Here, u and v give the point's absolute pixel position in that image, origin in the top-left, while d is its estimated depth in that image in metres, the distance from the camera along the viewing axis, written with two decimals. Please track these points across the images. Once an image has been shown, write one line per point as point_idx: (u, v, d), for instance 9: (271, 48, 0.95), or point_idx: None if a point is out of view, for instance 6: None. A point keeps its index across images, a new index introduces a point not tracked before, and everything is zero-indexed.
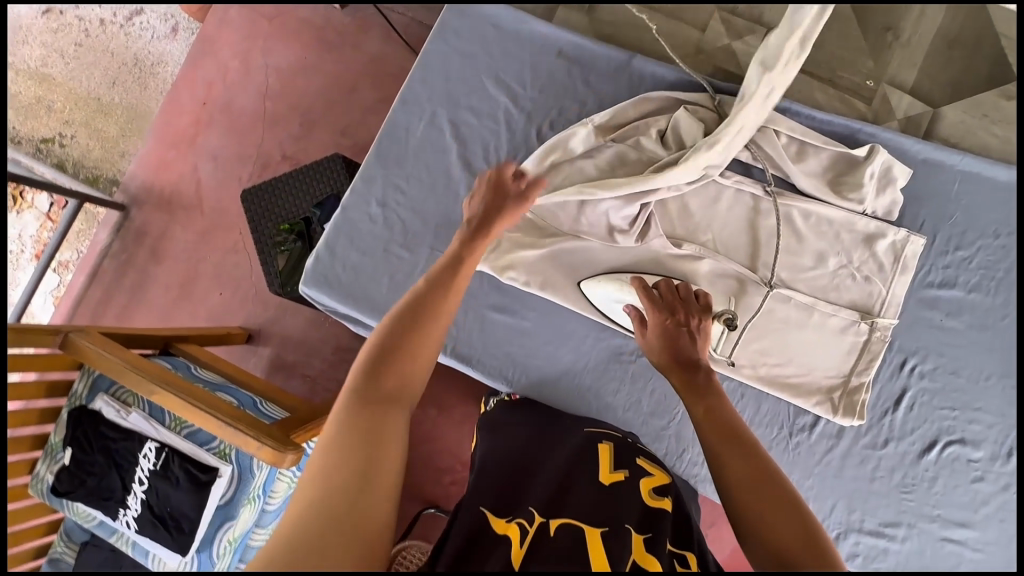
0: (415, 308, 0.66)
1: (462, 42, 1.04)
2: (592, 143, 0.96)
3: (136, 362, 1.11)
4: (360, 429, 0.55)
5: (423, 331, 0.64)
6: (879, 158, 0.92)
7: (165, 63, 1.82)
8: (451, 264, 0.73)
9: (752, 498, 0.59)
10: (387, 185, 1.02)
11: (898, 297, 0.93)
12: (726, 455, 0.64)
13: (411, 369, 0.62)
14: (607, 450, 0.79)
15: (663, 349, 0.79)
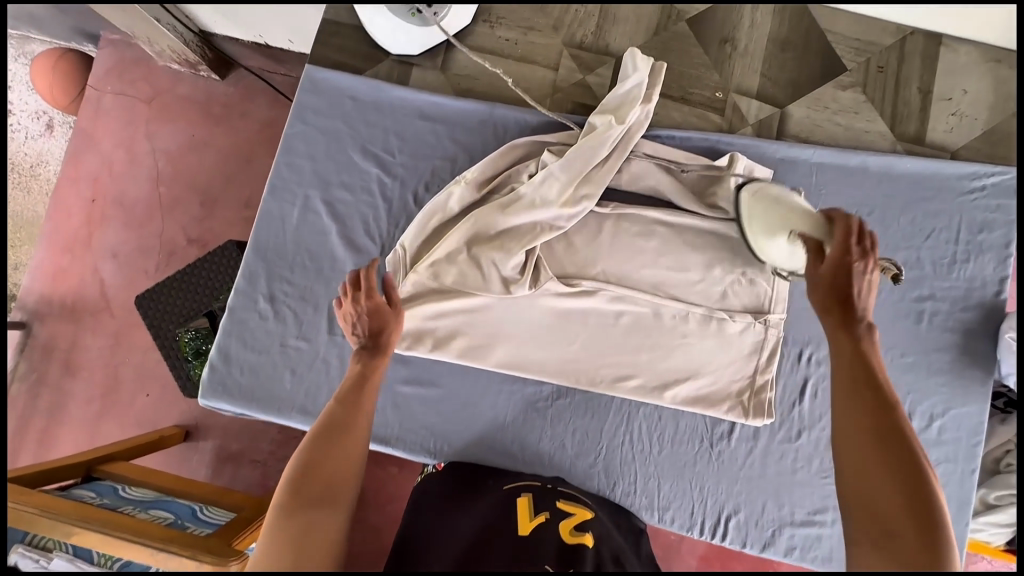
0: (328, 425, 0.71)
1: (322, 119, 1.02)
2: (469, 199, 0.97)
3: (46, 504, 1.01)
4: (297, 535, 0.61)
5: (341, 439, 0.69)
6: (740, 164, 0.96)
7: (44, 163, 1.79)
8: (356, 383, 0.76)
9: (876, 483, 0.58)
10: (272, 278, 0.99)
11: (784, 292, 0.96)
12: (854, 406, 0.63)
13: (340, 469, 0.67)
14: (526, 501, 0.79)
15: (822, 287, 0.71)
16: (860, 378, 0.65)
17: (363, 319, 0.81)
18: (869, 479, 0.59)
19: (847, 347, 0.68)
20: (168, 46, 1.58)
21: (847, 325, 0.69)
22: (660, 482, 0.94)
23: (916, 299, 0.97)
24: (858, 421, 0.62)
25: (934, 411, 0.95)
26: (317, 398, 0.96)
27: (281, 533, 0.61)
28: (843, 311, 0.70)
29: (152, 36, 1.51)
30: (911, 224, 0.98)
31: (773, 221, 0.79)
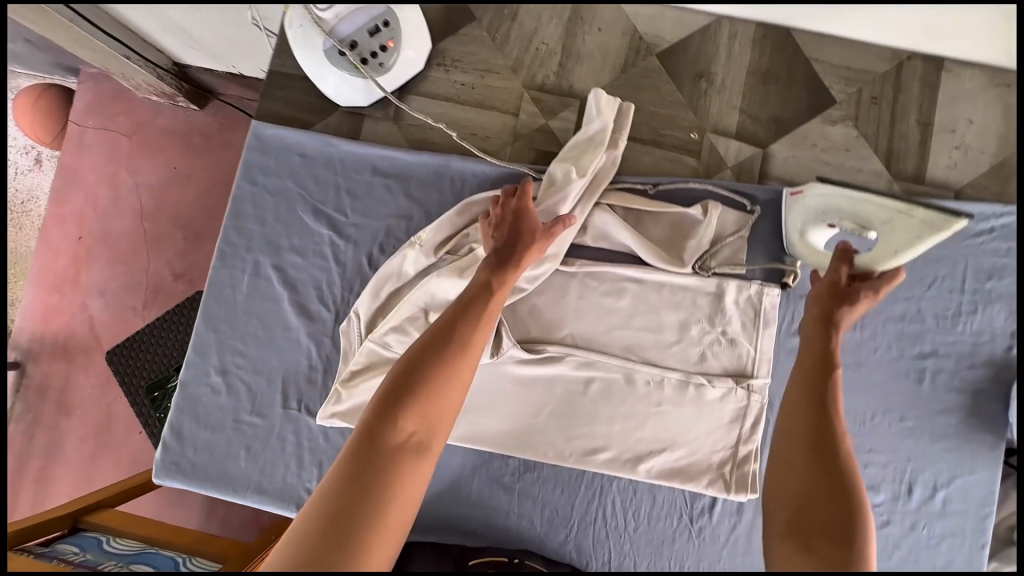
0: (436, 350, 0.69)
1: (271, 178, 0.96)
2: (423, 262, 0.91)
3: None
4: (391, 453, 0.62)
5: (450, 374, 0.68)
6: (714, 214, 0.89)
7: (36, 198, 1.76)
8: (481, 292, 0.75)
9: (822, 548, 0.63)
10: (224, 350, 0.94)
11: (767, 352, 0.88)
12: (800, 467, 0.70)
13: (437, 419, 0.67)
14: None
15: (813, 355, 0.77)
16: (817, 440, 0.70)
17: (506, 224, 0.82)
18: (794, 554, 0.64)
19: (813, 408, 0.72)
20: (143, 78, 1.55)
21: (817, 391, 0.74)
22: (636, 563, 0.87)
23: (917, 356, 0.88)
24: (798, 482, 0.69)
25: (937, 479, 0.86)
26: (273, 476, 0.92)
27: (366, 448, 0.62)
28: (822, 367, 0.76)
29: (125, 70, 1.49)
30: (910, 272, 0.89)
31: (876, 218, 0.73)
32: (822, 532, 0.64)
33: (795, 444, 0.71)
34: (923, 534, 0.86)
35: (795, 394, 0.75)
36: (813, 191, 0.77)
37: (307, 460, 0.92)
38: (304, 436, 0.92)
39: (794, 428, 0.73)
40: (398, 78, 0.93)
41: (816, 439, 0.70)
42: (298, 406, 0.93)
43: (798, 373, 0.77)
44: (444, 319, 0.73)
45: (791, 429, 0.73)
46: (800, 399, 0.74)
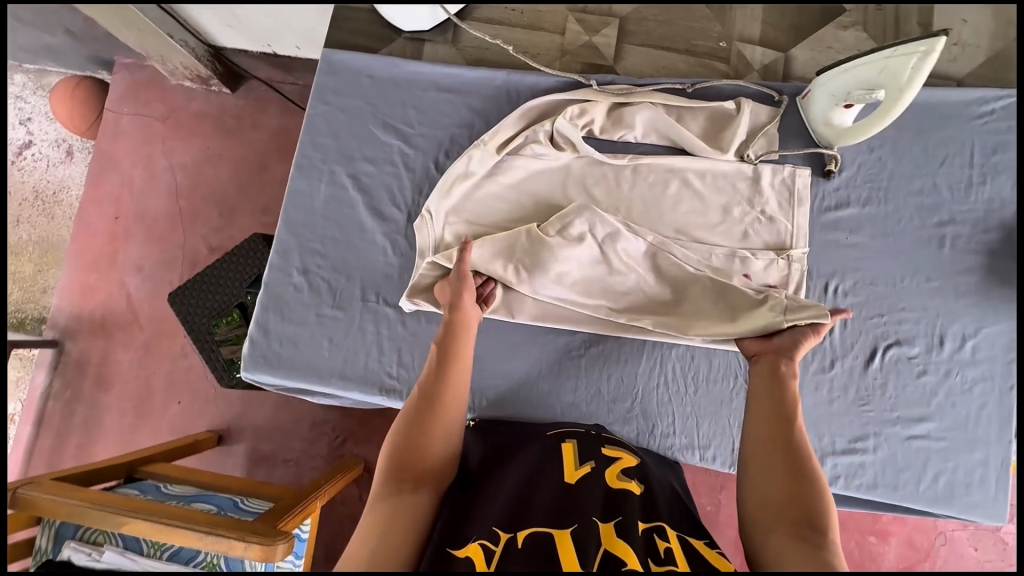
0: (431, 398, 0.76)
1: (342, 98, 1.06)
2: (489, 160, 1.00)
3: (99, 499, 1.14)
4: (420, 432, 0.73)
5: (440, 417, 0.75)
6: (747, 107, 0.99)
7: (67, 188, 1.85)
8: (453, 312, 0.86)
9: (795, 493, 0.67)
10: (305, 252, 1.02)
11: (803, 227, 0.98)
12: (773, 477, 0.69)
13: (444, 421, 0.75)
14: (570, 447, 0.81)
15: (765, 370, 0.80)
16: (790, 456, 0.70)
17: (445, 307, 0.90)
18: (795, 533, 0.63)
19: (776, 424, 0.73)
20: (180, 62, 1.66)
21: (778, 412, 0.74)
22: (698, 422, 0.95)
23: (937, 224, 0.98)
24: (788, 491, 0.67)
25: (966, 331, 0.95)
26: (355, 363, 0.99)
27: (408, 427, 0.73)
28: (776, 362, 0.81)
29: (165, 53, 1.60)
30: (924, 152, 1.00)
31: (872, 74, 0.87)
32: (807, 527, 0.64)
33: (761, 457, 0.72)
34: (957, 380, 0.94)
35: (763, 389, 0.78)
36: (822, 81, 0.94)
37: (388, 346, 0.99)
38: (383, 325, 1.00)
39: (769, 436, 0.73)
40: (461, 1, 1.04)
41: (788, 458, 0.70)
42: (376, 298, 1.00)
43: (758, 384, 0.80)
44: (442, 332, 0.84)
45: (761, 443, 0.73)
46: (763, 411, 0.76)
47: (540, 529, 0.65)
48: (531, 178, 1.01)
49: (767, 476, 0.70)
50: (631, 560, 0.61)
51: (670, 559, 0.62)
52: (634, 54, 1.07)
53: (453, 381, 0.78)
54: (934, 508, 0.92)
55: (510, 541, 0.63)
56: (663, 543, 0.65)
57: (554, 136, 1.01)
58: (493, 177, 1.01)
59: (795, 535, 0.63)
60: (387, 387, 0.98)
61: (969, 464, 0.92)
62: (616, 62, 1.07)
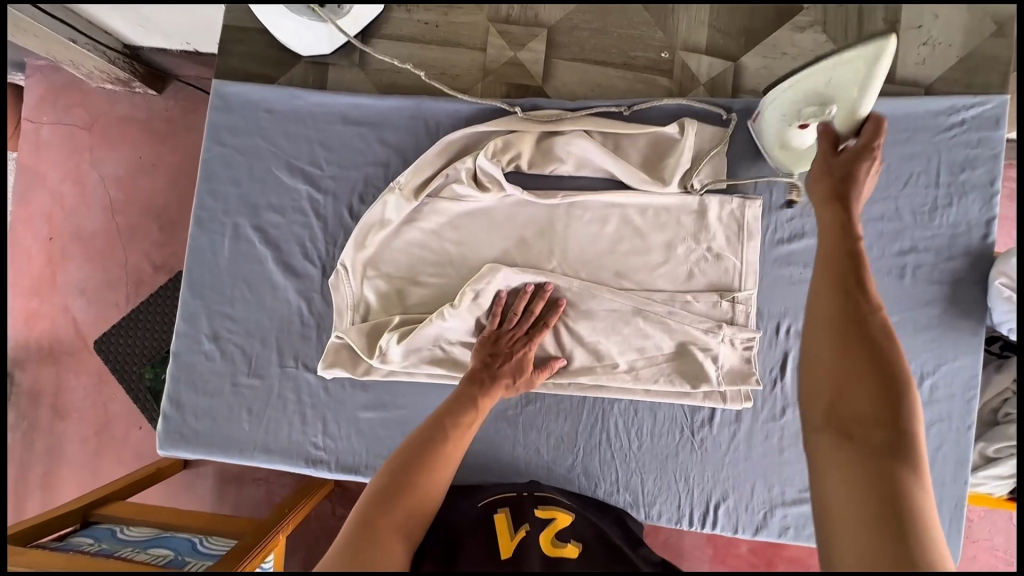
0: (391, 488, 0.68)
1: (241, 138, 0.94)
2: (405, 206, 0.90)
3: (43, 565, 1.11)
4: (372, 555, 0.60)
5: (398, 506, 0.66)
6: (691, 131, 0.89)
7: None
8: (457, 411, 0.78)
9: (860, 396, 0.54)
10: (213, 315, 0.93)
11: (753, 265, 0.90)
12: (831, 346, 0.57)
13: (390, 549, 0.63)
14: (503, 517, 0.79)
15: (832, 240, 0.64)
16: (846, 323, 0.57)
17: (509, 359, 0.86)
18: (842, 450, 0.53)
19: (845, 302, 0.58)
20: (94, 66, 1.49)
21: (848, 287, 0.59)
22: (643, 478, 0.90)
23: (897, 253, 0.90)
24: (856, 391, 0.54)
25: (924, 369, 0.89)
26: (278, 435, 0.92)
27: (361, 530, 0.63)
28: (851, 254, 0.62)
29: (76, 58, 1.44)
30: (886, 172, 0.91)
31: (819, 84, 0.77)
32: (868, 428, 0.52)
33: (829, 347, 0.57)
34: None
35: (828, 266, 0.62)
36: (769, 102, 0.84)
37: (311, 415, 0.92)
38: (305, 392, 0.92)
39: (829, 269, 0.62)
40: (361, 21, 0.91)
41: (851, 317, 0.57)
42: (295, 363, 0.93)
43: (822, 248, 0.64)
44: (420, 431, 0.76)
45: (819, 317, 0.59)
46: (824, 285, 0.61)
47: None
48: (453, 224, 0.91)
49: (822, 312, 0.59)
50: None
51: None
52: (565, 70, 0.95)
53: (431, 470, 0.71)
54: None
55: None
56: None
57: (477, 174, 0.90)
58: (412, 224, 0.91)
59: (848, 434, 0.53)
60: (312, 458, 0.92)
61: None
62: (545, 81, 0.95)
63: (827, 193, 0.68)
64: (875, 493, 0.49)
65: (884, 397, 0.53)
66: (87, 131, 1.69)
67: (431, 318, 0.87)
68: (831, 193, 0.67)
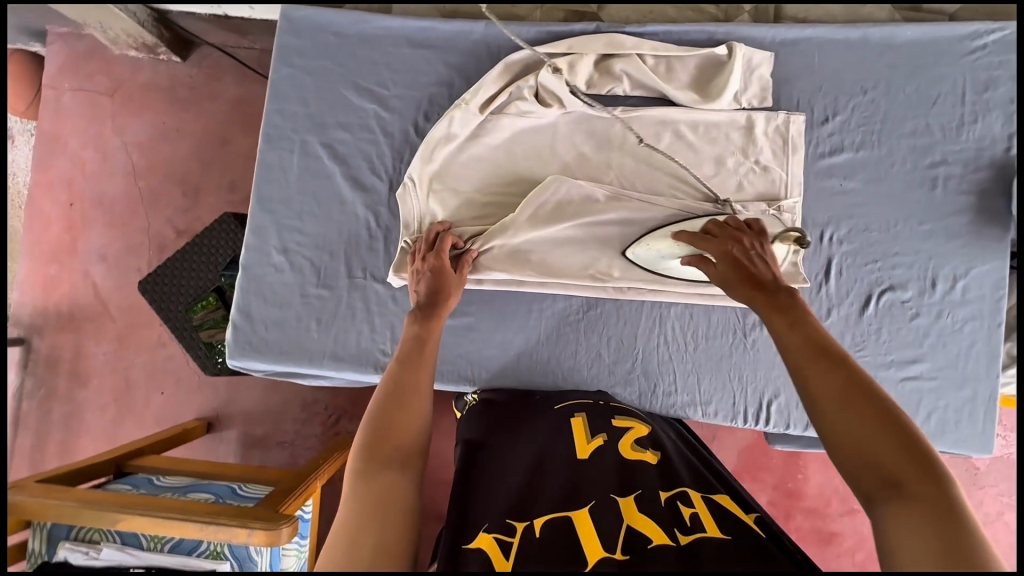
0: (394, 390, 0.71)
1: (308, 61, 0.98)
2: (472, 120, 0.94)
3: (88, 499, 1.04)
4: (376, 493, 0.61)
5: (404, 402, 0.70)
6: (740, 53, 0.95)
7: (15, 174, 1.72)
8: (414, 349, 0.77)
9: (874, 438, 0.55)
10: (282, 229, 0.96)
11: (797, 176, 0.96)
12: (855, 415, 0.56)
13: (407, 426, 0.69)
14: (580, 422, 0.81)
15: (801, 339, 0.65)
16: (852, 392, 0.58)
17: (426, 277, 0.85)
18: (903, 515, 0.50)
19: (832, 367, 0.60)
20: (122, 30, 1.52)
21: (813, 348, 0.63)
22: (699, 378, 0.95)
23: (929, 166, 0.97)
24: (880, 448, 0.54)
25: (956, 272, 0.96)
26: (347, 343, 0.95)
27: (379, 419, 0.68)
28: (811, 343, 0.64)
29: (105, 21, 1.47)
30: (917, 92, 0.98)
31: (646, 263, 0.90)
32: (897, 480, 0.52)
33: (842, 411, 0.57)
34: (948, 321, 0.95)
35: (796, 339, 0.65)
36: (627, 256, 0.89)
37: (379, 323, 0.95)
38: (373, 301, 0.95)
39: (803, 342, 0.64)
40: None
41: (852, 383, 0.59)
42: (363, 274, 0.96)
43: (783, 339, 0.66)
44: (390, 373, 0.74)
45: (827, 392, 0.59)
46: (808, 355, 0.63)
47: (557, 514, 0.64)
48: (516, 138, 0.96)
49: (827, 383, 0.59)
50: (657, 534, 0.60)
51: (698, 523, 0.61)
52: None
53: (419, 368, 0.75)
54: (927, 444, 0.95)
55: (527, 529, 0.62)
56: (688, 508, 0.64)
57: (539, 92, 0.95)
58: (477, 139, 0.96)
59: (897, 490, 0.51)
60: (382, 364, 0.94)
61: (958, 401, 0.95)
62: (601, 8, 1.01)
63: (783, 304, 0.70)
64: (941, 536, 0.47)
65: (905, 444, 0.54)
66: (114, 95, 1.70)
67: (498, 226, 0.91)
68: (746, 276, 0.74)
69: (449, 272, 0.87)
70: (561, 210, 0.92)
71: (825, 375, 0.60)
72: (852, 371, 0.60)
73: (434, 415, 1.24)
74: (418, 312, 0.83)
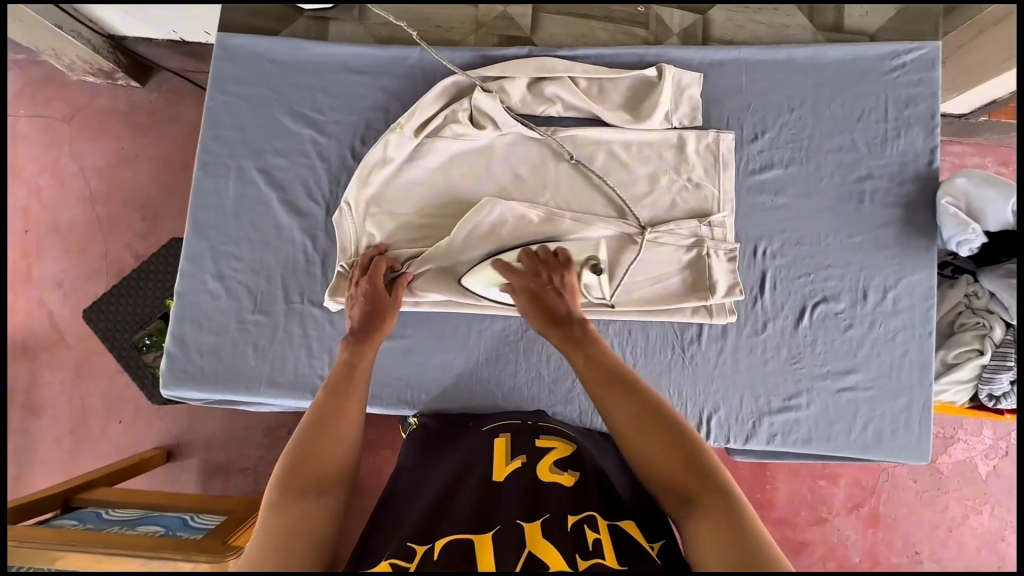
0: (321, 414, 0.71)
1: (244, 88, 0.98)
2: (407, 145, 0.95)
3: (24, 536, 0.97)
4: (291, 525, 0.60)
5: (331, 427, 0.70)
6: (669, 74, 0.97)
7: None
8: (345, 373, 0.77)
9: (654, 451, 0.66)
10: (218, 256, 0.95)
11: (729, 193, 0.98)
12: (652, 441, 0.67)
13: (332, 451, 0.68)
14: (503, 442, 0.82)
15: (591, 368, 0.76)
16: (646, 417, 0.68)
17: (360, 303, 0.86)
18: (699, 520, 0.60)
19: (625, 397, 0.71)
20: (77, 56, 1.50)
21: (609, 382, 0.73)
22: None
23: (856, 180, 1.00)
24: (671, 466, 0.65)
25: (887, 283, 0.98)
26: (285, 369, 0.94)
27: (304, 443, 0.67)
28: (617, 370, 0.74)
29: (59, 48, 1.45)
30: (842, 109, 1.01)
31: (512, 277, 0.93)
32: (691, 494, 0.62)
33: (641, 437, 0.68)
34: (880, 331, 0.97)
35: (597, 377, 0.74)
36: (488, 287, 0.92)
37: (318, 348, 0.94)
38: (311, 325, 0.95)
39: (609, 376, 0.73)
40: None
41: (637, 412, 0.69)
42: (301, 299, 0.95)
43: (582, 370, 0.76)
44: (320, 398, 0.73)
45: (623, 427, 0.69)
46: (608, 390, 0.72)
47: (459, 537, 0.64)
48: (451, 161, 0.97)
49: (621, 414, 0.70)
50: (557, 560, 0.60)
51: (597, 551, 0.61)
52: (551, 24, 1.03)
53: (350, 392, 0.74)
54: (865, 455, 0.96)
55: (425, 553, 0.62)
56: (592, 534, 0.64)
57: (474, 115, 0.96)
58: (413, 163, 0.96)
59: (692, 501, 0.62)
60: (320, 390, 0.93)
61: (894, 410, 0.96)
62: (535, 33, 1.03)
63: (575, 340, 0.80)
64: (726, 536, 0.58)
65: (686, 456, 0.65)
66: (69, 121, 1.68)
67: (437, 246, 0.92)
68: (546, 308, 0.84)
69: (383, 293, 0.87)
70: (497, 232, 0.93)
71: (615, 413, 0.70)
72: (646, 397, 0.71)
73: (388, 439, 1.22)
74: (350, 339, 0.83)
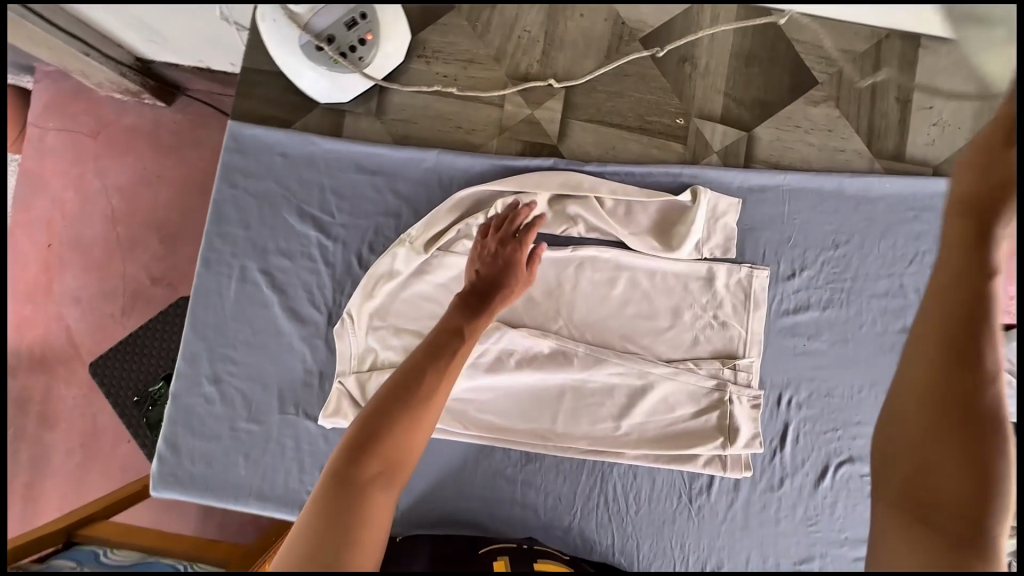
0: (409, 383, 0.66)
1: (252, 181, 0.94)
2: (415, 259, 0.90)
3: None
4: (351, 504, 0.56)
5: (419, 406, 0.64)
6: (704, 200, 0.89)
7: None
8: (443, 340, 0.72)
9: (917, 423, 0.47)
10: (215, 357, 0.93)
11: (758, 334, 0.90)
12: (914, 402, 0.48)
13: (412, 438, 0.63)
14: (502, 564, 0.78)
15: (928, 378, 0.48)
16: (945, 407, 0.46)
17: (494, 263, 0.82)
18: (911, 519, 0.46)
19: (942, 426, 0.46)
20: (104, 77, 1.23)
21: (943, 349, 0.48)
22: (639, 543, 0.90)
23: (901, 330, 0.91)
24: (915, 420, 0.47)
25: None
26: (274, 482, 0.91)
27: (391, 409, 0.63)
28: (951, 390, 0.47)
29: (92, 73, 1.20)
30: (893, 250, 0.91)
31: None
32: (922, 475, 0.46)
33: (910, 402, 0.48)
34: None
35: (949, 254, 0.51)
36: None
37: (309, 463, 0.92)
38: (304, 440, 0.92)
39: (919, 370, 0.48)
40: (387, 65, 0.92)
41: (945, 412, 0.46)
42: (295, 411, 0.92)
43: (928, 369, 0.48)
44: (404, 369, 0.68)
45: (921, 375, 0.48)
46: (951, 360, 0.47)
47: None
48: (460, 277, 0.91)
49: (925, 394, 0.47)
50: None
51: None
52: (580, 132, 0.96)
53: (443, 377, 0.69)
54: None
55: None
56: None
57: None
58: (421, 277, 0.91)
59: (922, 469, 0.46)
60: None
61: None
62: (561, 140, 0.96)
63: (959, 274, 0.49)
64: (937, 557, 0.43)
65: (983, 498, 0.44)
66: (78, 124, 1.37)
67: None
68: (970, 210, 0.51)
69: (519, 266, 0.83)
70: (501, 362, 0.89)
71: (901, 421, 0.48)
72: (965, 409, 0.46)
73: None
74: (456, 304, 0.77)
